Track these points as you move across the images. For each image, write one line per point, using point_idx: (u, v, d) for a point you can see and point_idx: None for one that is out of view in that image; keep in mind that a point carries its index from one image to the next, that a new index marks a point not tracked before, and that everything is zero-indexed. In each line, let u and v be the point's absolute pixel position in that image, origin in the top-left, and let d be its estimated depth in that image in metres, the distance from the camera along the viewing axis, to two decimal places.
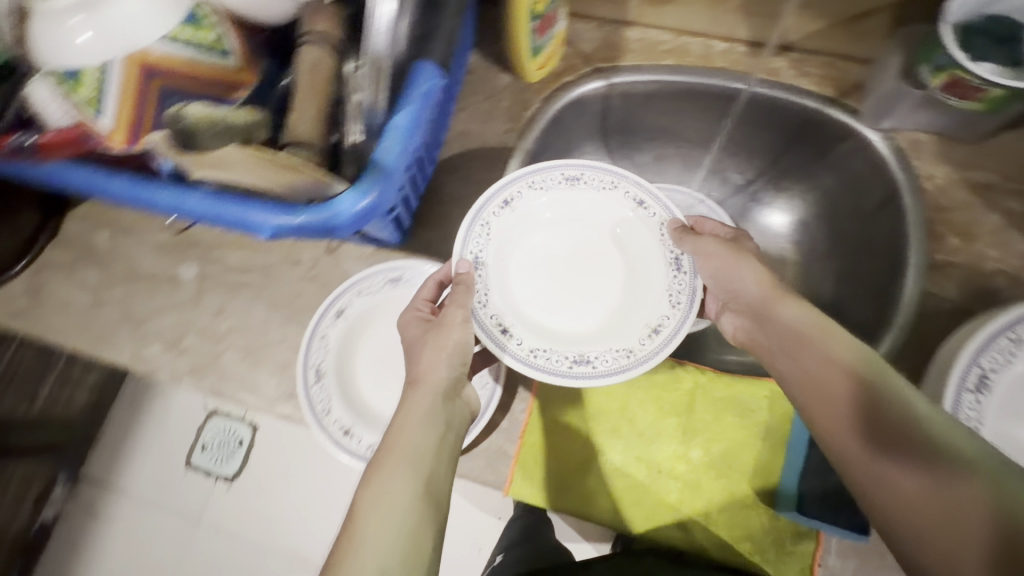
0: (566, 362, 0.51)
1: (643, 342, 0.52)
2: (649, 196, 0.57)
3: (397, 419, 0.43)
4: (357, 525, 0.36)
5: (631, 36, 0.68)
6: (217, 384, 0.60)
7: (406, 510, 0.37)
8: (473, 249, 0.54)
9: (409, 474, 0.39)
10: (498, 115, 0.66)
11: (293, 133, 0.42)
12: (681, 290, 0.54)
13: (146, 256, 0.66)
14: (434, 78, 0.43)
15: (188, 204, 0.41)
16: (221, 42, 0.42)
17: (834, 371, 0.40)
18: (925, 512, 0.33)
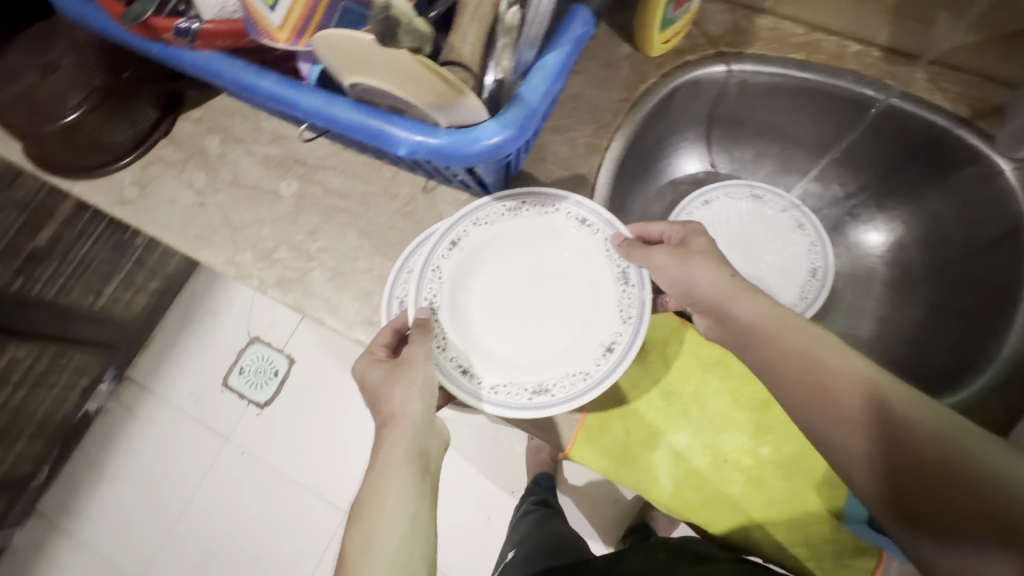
0: (525, 394, 0.51)
1: (599, 364, 0.51)
2: (590, 212, 0.56)
3: (378, 458, 0.47)
4: (356, 566, 0.43)
5: (762, 24, 0.66)
6: (301, 299, 0.62)
7: (394, 547, 0.43)
8: (427, 296, 0.55)
9: (392, 517, 0.44)
10: (613, 83, 0.66)
11: (453, 54, 0.40)
12: (629, 303, 0.53)
13: (252, 168, 0.69)
14: (587, 24, 0.42)
15: (334, 110, 0.41)
16: None
17: (826, 375, 0.41)
18: (941, 492, 0.37)
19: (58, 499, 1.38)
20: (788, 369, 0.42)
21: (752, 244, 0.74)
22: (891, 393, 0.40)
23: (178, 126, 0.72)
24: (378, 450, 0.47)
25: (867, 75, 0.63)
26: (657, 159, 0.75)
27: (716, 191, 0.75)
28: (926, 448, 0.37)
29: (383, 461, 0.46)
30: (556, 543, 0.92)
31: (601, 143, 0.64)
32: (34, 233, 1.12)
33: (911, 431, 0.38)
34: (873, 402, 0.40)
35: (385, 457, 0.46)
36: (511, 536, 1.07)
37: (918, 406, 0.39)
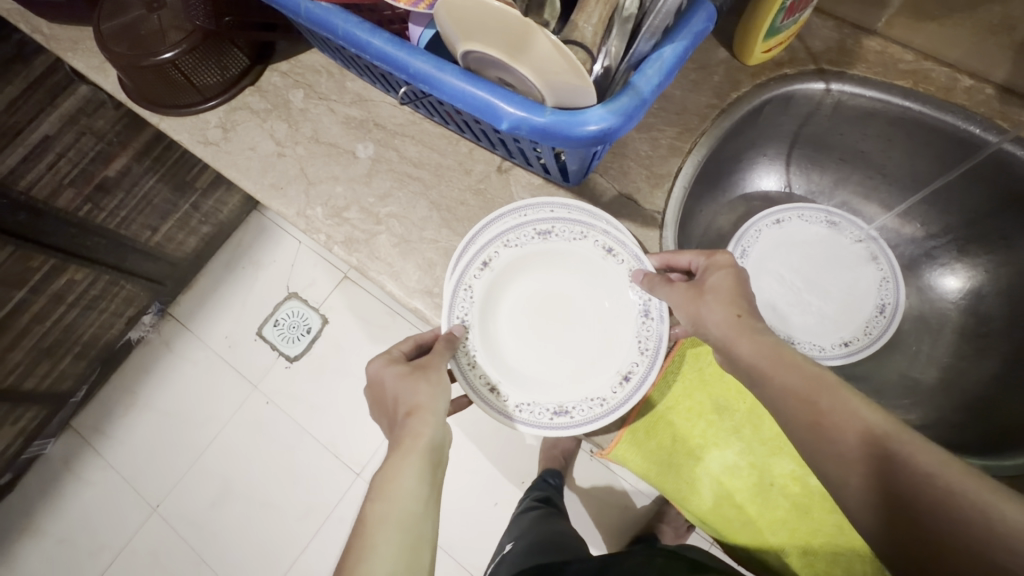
0: (546, 414, 0.53)
1: (616, 391, 0.53)
2: (618, 244, 0.57)
3: (396, 443, 0.46)
4: (365, 540, 0.41)
5: (869, 45, 0.64)
6: (365, 260, 0.63)
7: (404, 527, 0.42)
8: (459, 313, 0.56)
9: (407, 497, 0.43)
10: (704, 88, 0.64)
11: (574, 32, 0.40)
12: (647, 336, 0.54)
13: (332, 126, 0.70)
14: (708, 20, 0.41)
15: (444, 77, 0.41)
16: None
17: (826, 415, 0.39)
18: (938, 527, 0.35)
19: (92, 419, 1.44)
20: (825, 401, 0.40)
21: (820, 271, 0.71)
22: (897, 435, 0.38)
23: (266, 76, 0.73)
24: (397, 437, 0.47)
25: (976, 112, 0.60)
26: (732, 173, 0.73)
27: (789, 211, 0.73)
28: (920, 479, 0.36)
29: (403, 444, 0.46)
30: (556, 541, 0.91)
31: (683, 146, 0.63)
32: (105, 163, 1.19)
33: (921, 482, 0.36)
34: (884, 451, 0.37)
35: (404, 442, 0.46)
36: (510, 532, 1.06)
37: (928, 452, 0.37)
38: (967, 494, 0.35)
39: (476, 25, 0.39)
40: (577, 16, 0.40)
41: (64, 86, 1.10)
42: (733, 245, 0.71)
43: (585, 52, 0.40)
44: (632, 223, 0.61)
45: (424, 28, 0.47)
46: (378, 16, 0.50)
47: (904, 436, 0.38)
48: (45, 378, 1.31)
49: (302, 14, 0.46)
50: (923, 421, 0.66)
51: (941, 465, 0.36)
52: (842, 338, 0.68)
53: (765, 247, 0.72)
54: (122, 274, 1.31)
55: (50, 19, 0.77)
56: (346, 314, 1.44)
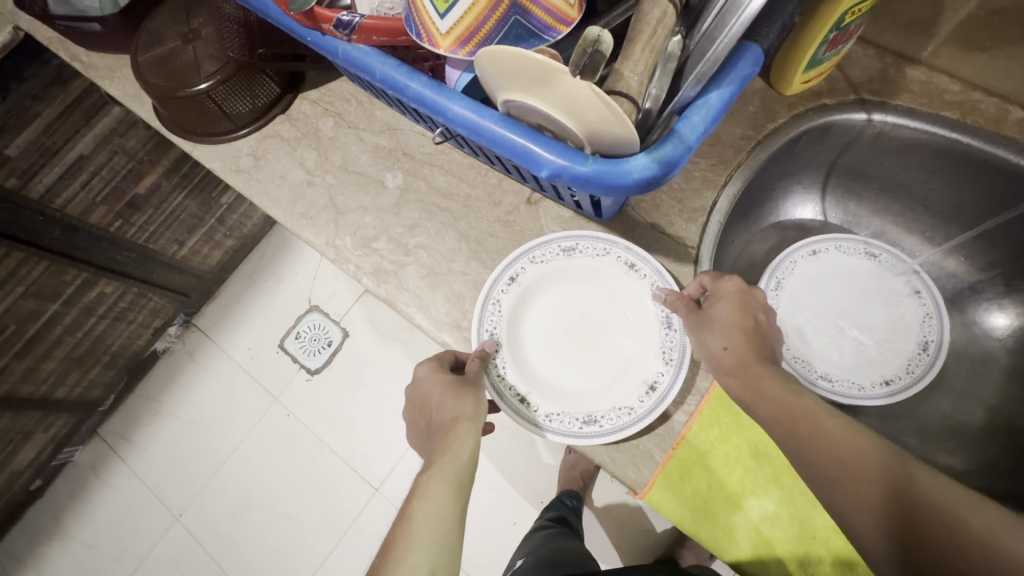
0: (575, 423, 0.52)
1: (643, 400, 0.52)
2: (641, 260, 0.56)
3: (438, 448, 0.48)
4: (409, 535, 0.43)
5: (913, 75, 0.61)
6: (393, 292, 0.63)
7: (445, 526, 0.44)
8: (488, 327, 0.56)
9: (448, 498, 0.45)
10: (738, 119, 0.63)
11: (619, 80, 0.38)
12: (671, 346, 0.53)
13: (361, 155, 0.70)
14: (755, 64, 0.40)
15: (481, 122, 0.41)
16: None
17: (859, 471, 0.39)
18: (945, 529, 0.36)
19: (119, 427, 1.47)
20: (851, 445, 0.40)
21: (859, 307, 0.69)
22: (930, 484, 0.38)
23: (296, 104, 0.74)
24: (441, 443, 0.48)
25: None
26: (769, 197, 0.71)
27: (826, 242, 0.71)
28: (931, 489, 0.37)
29: (447, 447, 0.47)
30: (565, 560, 0.89)
31: (718, 178, 0.61)
32: (135, 181, 1.19)
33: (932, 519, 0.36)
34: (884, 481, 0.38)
35: (448, 450, 0.47)
36: (521, 548, 1.05)
37: (946, 489, 0.37)
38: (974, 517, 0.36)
39: (512, 74, 0.38)
40: (620, 64, 0.38)
41: (99, 108, 1.08)
42: (767, 277, 0.69)
43: (631, 102, 0.38)
44: (665, 258, 0.59)
45: (462, 72, 0.45)
46: (411, 54, 0.49)
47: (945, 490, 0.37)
48: (75, 387, 1.34)
49: (339, 56, 0.46)
50: (970, 465, 0.62)
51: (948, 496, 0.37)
52: (883, 376, 0.65)
53: (801, 280, 0.70)
54: (150, 286, 1.33)
55: (89, 47, 0.78)
56: (367, 329, 1.45)
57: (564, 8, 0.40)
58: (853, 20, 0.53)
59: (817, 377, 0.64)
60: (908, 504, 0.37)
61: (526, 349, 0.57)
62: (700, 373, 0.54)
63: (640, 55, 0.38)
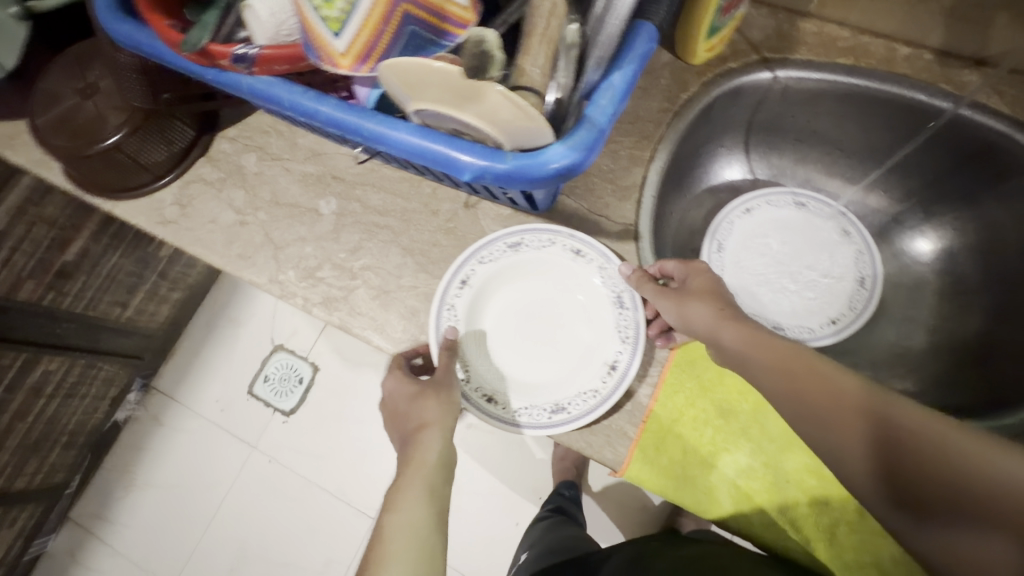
0: (544, 414, 0.52)
1: (605, 380, 0.53)
2: (586, 245, 0.57)
3: (409, 458, 0.52)
4: (383, 547, 0.45)
5: (806, 28, 0.65)
6: (347, 318, 0.62)
7: (421, 536, 0.47)
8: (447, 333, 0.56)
9: (423, 506, 0.48)
10: (654, 93, 0.65)
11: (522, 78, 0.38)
12: (626, 325, 0.54)
13: (290, 186, 0.68)
14: (651, 40, 0.41)
15: (396, 136, 0.41)
16: None
17: (824, 401, 0.40)
18: (911, 446, 0.37)
19: (91, 508, 1.40)
20: (816, 379, 0.41)
21: (799, 255, 0.72)
22: (891, 407, 0.39)
23: (214, 144, 0.71)
24: (410, 453, 0.53)
25: (920, 79, 0.61)
26: (697, 164, 0.73)
27: (757, 199, 0.74)
28: (893, 409, 0.39)
29: (419, 454, 0.51)
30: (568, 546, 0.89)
31: (644, 154, 0.63)
32: (62, 249, 1.10)
33: (915, 451, 0.37)
34: (870, 422, 0.39)
35: (416, 458, 0.52)
36: (524, 541, 1.05)
37: (906, 409, 0.39)
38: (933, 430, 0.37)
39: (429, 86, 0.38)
40: (521, 60, 0.39)
41: (7, 178, 0.97)
42: (708, 240, 0.72)
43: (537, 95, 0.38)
44: (607, 239, 0.60)
45: (370, 89, 0.45)
46: (319, 77, 0.48)
47: (906, 408, 0.39)
48: (35, 475, 1.26)
49: (243, 89, 0.45)
50: (920, 384, 0.66)
51: (908, 414, 0.38)
52: (828, 316, 0.69)
53: (740, 238, 0.73)
54: (98, 356, 1.27)
55: None
56: (335, 359, 1.42)
57: (459, 12, 0.40)
58: None
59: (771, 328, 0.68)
60: (877, 428, 0.39)
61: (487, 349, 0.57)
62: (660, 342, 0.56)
63: (536, 49, 0.38)
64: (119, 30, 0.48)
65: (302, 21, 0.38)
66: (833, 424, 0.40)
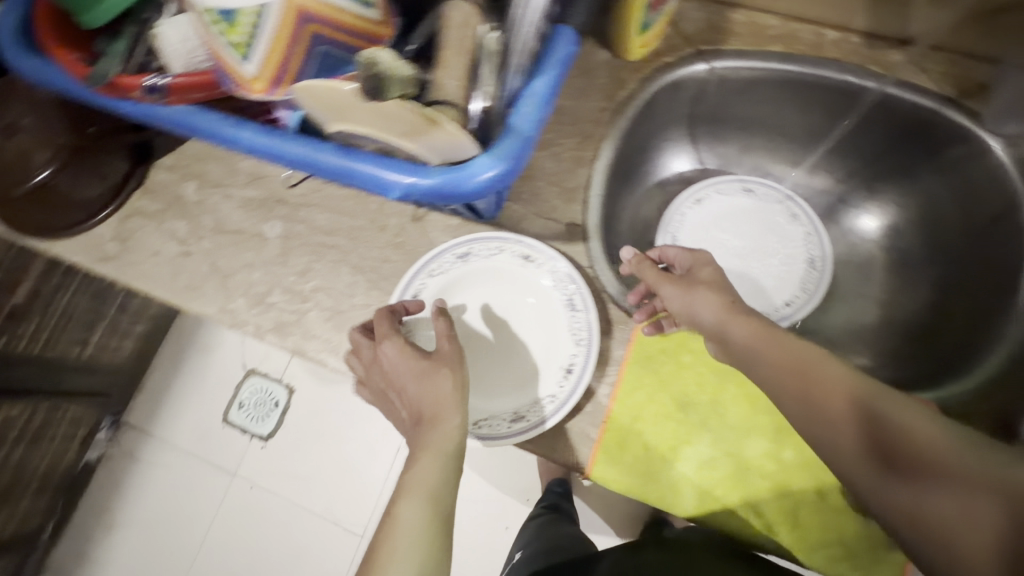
0: (503, 424, 0.52)
1: (563, 385, 0.53)
2: (534, 250, 0.57)
3: (419, 444, 0.47)
4: (387, 549, 0.42)
5: (736, 19, 0.66)
6: (301, 342, 0.61)
7: (427, 536, 0.43)
8: None
9: (427, 505, 0.44)
10: (593, 92, 0.65)
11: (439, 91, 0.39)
12: (580, 327, 0.54)
13: (233, 212, 0.67)
14: (571, 44, 0.41)
15: (318, 158, 0.40)
16: None
17: (817, 388, 0.43)
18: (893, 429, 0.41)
19: (69, 554, 1.35)
20: (808, 367, 0.44)
21: (751, 241, 0.73)
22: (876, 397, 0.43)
23: (152, 174, 0.69)
24: (420, 439, 0.47)
25: (848, 62, 0.63)
26: (644, 158, 0.74)
27: (706, 189, 0.75)
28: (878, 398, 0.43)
29: (428, 442, 0.46)
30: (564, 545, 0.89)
31: (588, 154, 0.63)
32: (11, 291, 1.05)
33: (894, 433, 0.41)
34: (857, 407, 0.42)
35: (429, 445, 0.46)
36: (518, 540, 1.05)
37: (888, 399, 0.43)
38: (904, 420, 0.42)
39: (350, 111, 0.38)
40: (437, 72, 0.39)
41: None
42: (661, 233, 0.73)
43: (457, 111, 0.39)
44: (556, 242, 0.60)
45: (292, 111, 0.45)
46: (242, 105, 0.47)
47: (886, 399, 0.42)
48: (6, 525, 1.22)
49: (159, 119, 0.44)
50: (876, 359, 0.67)
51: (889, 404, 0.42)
52: (784, 299, 0.70)
53: (692, 228, 0.74)
54: (62, 399, 1.22)
55: None
56: (310, 379, 1.39)
57: (373, 28, 0.40)
58: None
59: None
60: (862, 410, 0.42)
61: None
62: (615, 342, 0.56)
63: (451, 60, 0.38)
64: (22, 62, 0.45)
65: (212, 48, 0.37)
66: (823, 405, 0.43)
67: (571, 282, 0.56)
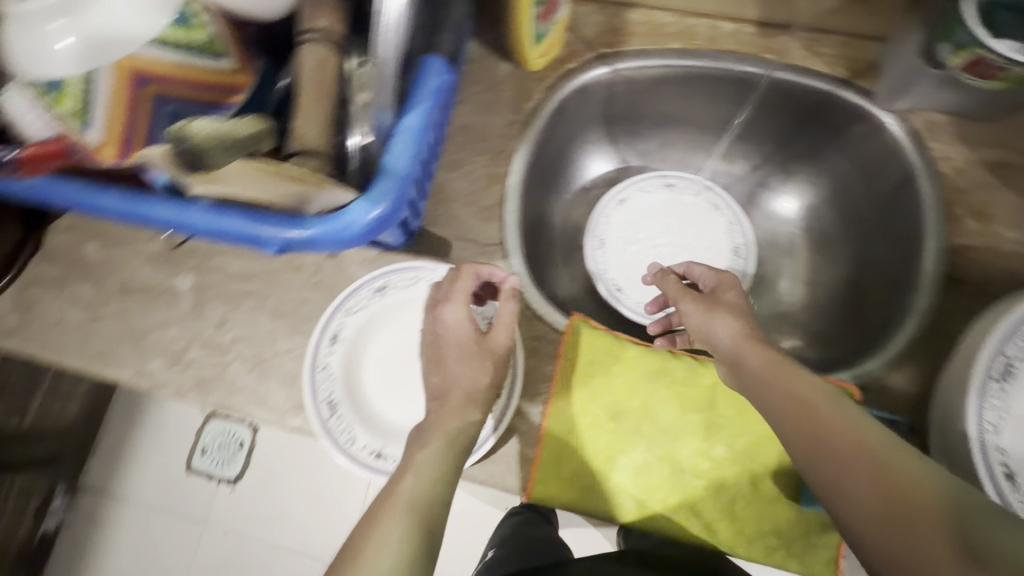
0: None
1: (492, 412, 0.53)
2: None
3: (434, 421, 0.47)
4: (380, 529, 0.39)
5: (634, 19, 0.66)
6: (224, 398, 0.58)
7: (410, 558, 0.38)
8: (325, 395, 0.53)
9: (427, 490, 0.43)
10: (500, 107, 0.64)
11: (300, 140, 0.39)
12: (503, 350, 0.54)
13: (141, 268, 0.63)
14: (443, 73, 0.41)
15: (189, 219, 0.38)
16: (212, 44, 0.42)
17: (816, 415, 0.39)
18: (887, 475, 0.35)
19: None
20: (806, 393, 0.40)
21: (677, 235, 0.74)
22: (883, 444, 0.36)
23: (50, 238, 0.65)
24: (437, 417, 0.47)
25: (743, 53, 0.64)
26: (564, 164, 0.74)
27: (629, 188, 0.75)
28: (885, 442, 0.37)
29: (445, 424, 0.46)
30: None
31: (500, 170, 0.62)
32: None
33: (887, 479, 0.35)
34: (854, 440, 0.37)
35: (444, 427, 0.46)
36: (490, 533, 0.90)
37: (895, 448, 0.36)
38: (905, 474, 0.34)
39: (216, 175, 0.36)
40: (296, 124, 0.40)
41: None
42: (588, 238, 0.73)
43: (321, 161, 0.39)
44: (476, 264, 0.59)
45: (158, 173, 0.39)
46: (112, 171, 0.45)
47: (900, 454, 0.36)
48: None
49: (20, 192, 0.41)
50: (807, 339, 0.69)
51: (898, 454, 0.36)
52: None
53: (619, 229, 0.74)
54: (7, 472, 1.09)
55: None
56: None
57: (229, 78, 0.44)
58: None
59: None
60: (860, 448, 0.37)
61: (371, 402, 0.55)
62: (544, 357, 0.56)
63: (308, 111, 0.39)
64: None
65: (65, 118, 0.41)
66: (814, 430, 0.38)
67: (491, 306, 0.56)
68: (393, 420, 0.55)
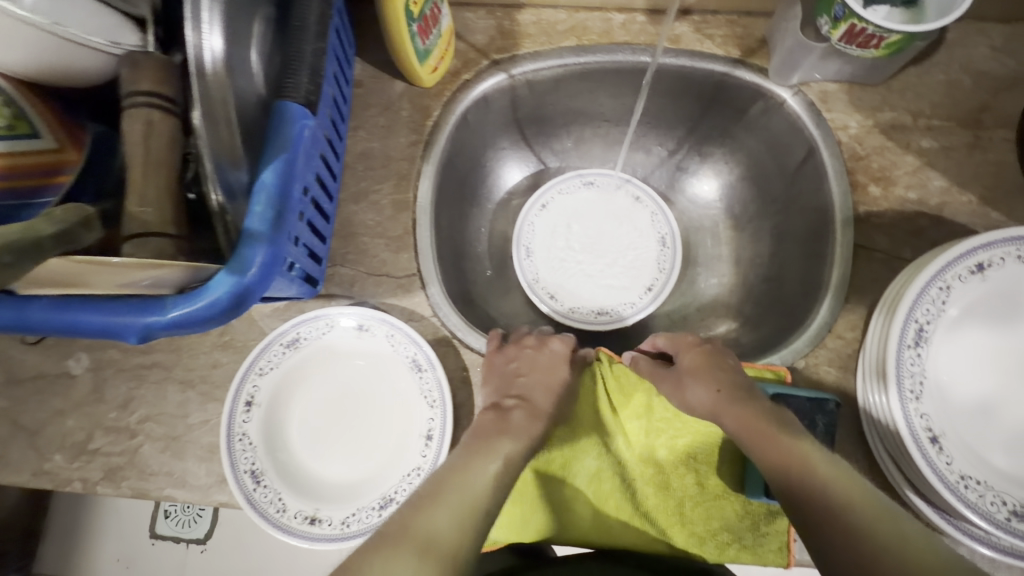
0: (374, 512, 0.49)
1: (426, 453, 0.51)
2: (368, 318, 0.53)
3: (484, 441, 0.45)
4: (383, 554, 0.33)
5: (525, 20, 0.63)
6: (139, 484, 0.54)
7: None
8: (246, 467, 0.49)
9: (460, 518, 0.37)
10: (399, 128, 0.61)
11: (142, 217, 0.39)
12: (430, 388, 0.52)
13: (25, 354, 0.57)
14: (304, 120, 0.40)
15: (30, 318, 0.34)
16: (22, 124, 0.41)
17: (790, 462, 0.39)
18: (855, 524, 0.35)
19: None
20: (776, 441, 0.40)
21: (602, 233, 0.72)
22: (845, 492, 0.37)
23: None
24: (501, 429, 0.46)
25: (637, 44, 0.63)
26: (478, 176, 0.71)
27: (549, 192, 0.73)
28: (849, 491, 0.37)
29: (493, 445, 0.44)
30: None
31: (407, 196, 0.59)
32: None
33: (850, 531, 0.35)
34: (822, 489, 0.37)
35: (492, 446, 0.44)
36: None
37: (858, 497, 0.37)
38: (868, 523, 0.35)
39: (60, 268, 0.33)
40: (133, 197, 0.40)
41: None
42: (515, 248, 0.71)
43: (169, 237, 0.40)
44: (393, 299, 0.56)
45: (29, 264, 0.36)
46: None
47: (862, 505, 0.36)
48: None
49: None
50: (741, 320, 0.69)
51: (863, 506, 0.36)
52: (645, 285, 0.71)
53: (544, 236, 0.72)
54: None
55: None
56: None
57: (55, 157, 0.43)
58: (423, 5, 0.52)
59: (597, 315, 0.69)
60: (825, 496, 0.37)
61: (300, 464, 0.52)
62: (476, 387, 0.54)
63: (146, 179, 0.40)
64: None
65: None
66: (790, 476, 0.38)
67: (411, 343, 0.52)
68: (327, 477, 0.51)
